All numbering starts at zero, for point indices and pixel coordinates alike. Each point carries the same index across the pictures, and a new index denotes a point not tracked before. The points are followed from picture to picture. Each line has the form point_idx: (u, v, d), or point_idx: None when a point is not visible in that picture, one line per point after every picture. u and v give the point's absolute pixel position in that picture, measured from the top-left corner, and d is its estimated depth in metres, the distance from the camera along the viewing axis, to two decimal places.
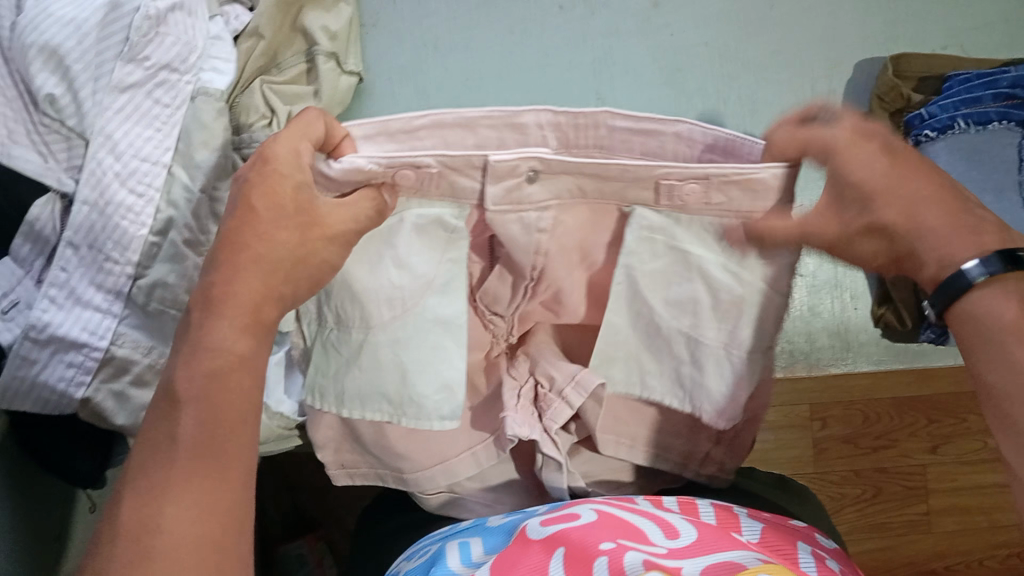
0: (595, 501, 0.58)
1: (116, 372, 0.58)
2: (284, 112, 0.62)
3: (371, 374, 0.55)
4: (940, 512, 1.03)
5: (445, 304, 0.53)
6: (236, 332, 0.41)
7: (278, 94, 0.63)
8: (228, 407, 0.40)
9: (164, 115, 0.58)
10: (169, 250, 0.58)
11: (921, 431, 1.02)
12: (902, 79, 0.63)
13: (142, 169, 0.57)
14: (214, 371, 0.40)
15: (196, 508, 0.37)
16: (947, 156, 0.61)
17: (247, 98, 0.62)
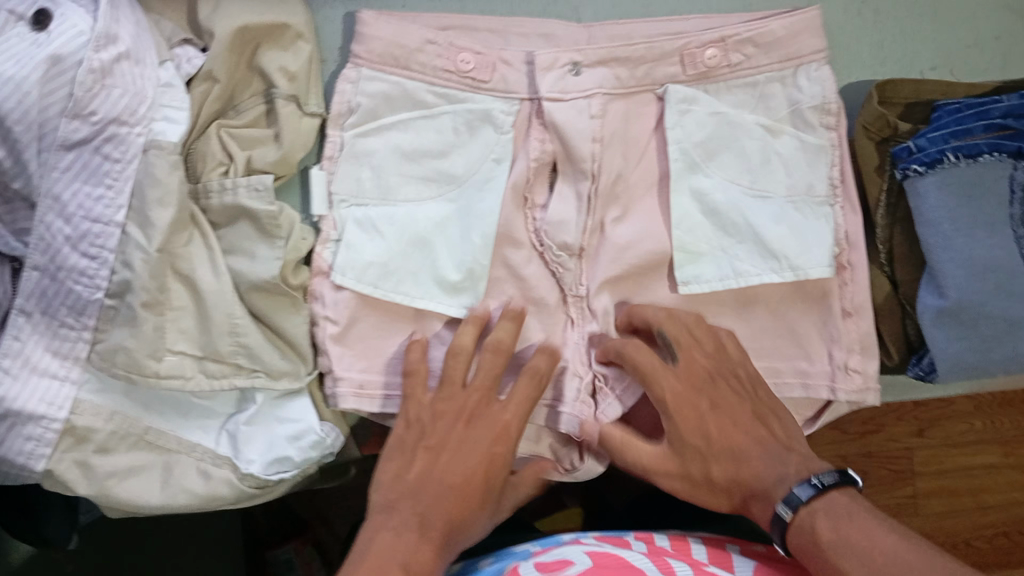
0: (587, 544, 0.58)
1: (77, 441, 0.56)
2: (242, 159, 0.59)
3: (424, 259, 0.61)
4: (927, 495, 1.02)
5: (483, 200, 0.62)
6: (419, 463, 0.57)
7: (236, 139, 0.60)
8: (386, 518, 0.54)
9: (115, 171, 0.55)
10: (126, 313, 0.55)
11: (908, 415, 1.00)
12: (888, 106, 0.61)
13: (94, 231, 0.54)
14: (448, 522, 0.54)
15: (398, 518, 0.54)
16: (936, 193, 0.58)
17: (203, 145, 0.59)
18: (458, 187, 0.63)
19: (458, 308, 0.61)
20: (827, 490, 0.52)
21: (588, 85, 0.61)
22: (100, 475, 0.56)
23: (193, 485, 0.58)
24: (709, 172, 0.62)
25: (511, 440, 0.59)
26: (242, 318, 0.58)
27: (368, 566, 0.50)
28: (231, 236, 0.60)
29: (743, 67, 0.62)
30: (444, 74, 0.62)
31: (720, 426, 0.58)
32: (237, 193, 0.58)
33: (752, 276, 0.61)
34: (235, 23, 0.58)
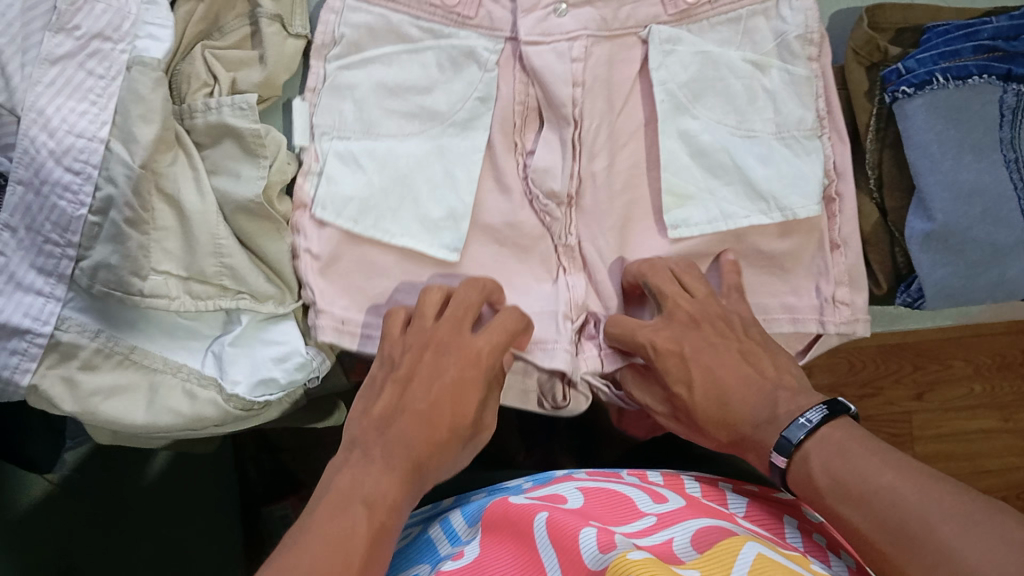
0: (578, 479, 0.56)
1: (62, 358, 0.56)
2: (227, 79, 0.59)
3: (407, 200, 0.61)
4: (923, 458, 1.02)
5: (463, 139, 0.62)
6: (386, 398, 0.55)
7: (220, 60, 0.60)
8: (352, 461, 0.52)
9: (98, 87, 0.55)
10: (110, 229, 0.55)
11: (906, 377, 1.00)
12: (878, 31, 0.60)
13: (78, 146, 0.54)
14: (415, 453, 0.52)
15: (362, 455, 0.52)
16: (924, 115, 0.57)
17: (187, 66, 0.59)
18: (442, 124, 0.62)
19: (440, 247, 0.61)
20: (816, 425, 0.50)
21: (572, 27, 0.61)
22: (85, 392, 0.56)
23: (178, 406, 0.58)
24: (696, 115, 0.62)
25: (484, 364, 0.57)
26: (227, 239, 0.58)
27: (339, 499, 0.48)
28: (215, 156, 0.59)
29: (723, 4, 0.62)
30: (429, 9, 0.62)
31: (704, 367, 0.56)
32: (222, 112, 0.58)
33: (740, 217, 0.61)
34: None
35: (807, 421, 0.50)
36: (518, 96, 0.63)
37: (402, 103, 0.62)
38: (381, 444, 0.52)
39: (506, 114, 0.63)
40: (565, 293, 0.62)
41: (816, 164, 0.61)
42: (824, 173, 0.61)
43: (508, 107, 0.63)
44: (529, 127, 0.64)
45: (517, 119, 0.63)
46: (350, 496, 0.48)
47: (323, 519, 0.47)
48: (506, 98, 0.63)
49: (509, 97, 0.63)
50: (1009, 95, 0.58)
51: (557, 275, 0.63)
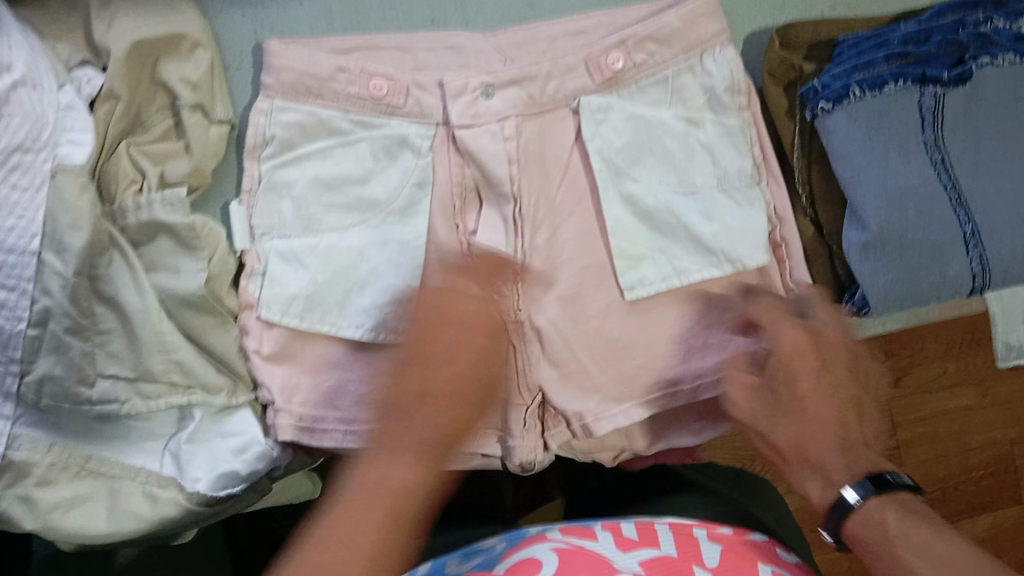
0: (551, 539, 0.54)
1: (18, 476, 0.55)
2: (154, 174, 0.59)
3: (356, 295, 0.60)
4: (908, 443, 1.03)
5: (404, 227, 0.61)
6: (404, 461, 0.44)
7: (147, 156, 0.59)
8: (337, 524, 0.42)
9: (23, 201, 0.54)
10: (52, 341, 0.54)
11: (879, 367, 1.00)
12: (792, 50, 0.61)
13: (8, 262, 0.53)
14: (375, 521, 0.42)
15: (354, 518, 0.42)
16: (847, 127, 0.58)
17: (114, 165, 0.59)
18: (379, 212, 0.61)
19: (385, 333, 0.60)
20: (880, 495, 0.48)
21: (501, 108, 0.61)
22: (45, 507, 0.55)
23: (140, 510, 0.57)
24: (638, 176, 0.62)
25: (408, 500, 0.43)
26: (173, 335, 0.58)
27: (356, 501, 0.43)
28: (152, 253, 0.59)
29: (649, 66, 0.62)
30: (357, 100, 0.61)
31: (838, 460, 0.49)
32: (153, 209, 0.58)
33: (693, 272, 0.61)
34: (129, 38, 0.58)
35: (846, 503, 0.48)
36: (452, 171, 0.62)
37: (339, 196, 0.61)
38: (369, 509, 0.42)
39: (444, 199, 0.63)
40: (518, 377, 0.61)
41: (760, 213, 0.61)
42: (767, 220, 0.61)
43: (446, 192, 0.63)
44: (471, 199, 0.63)
45: (457, 195, 0.63)
46: (369, 516, 0.42)
47: (373, 511, 0.42)
48: (444, 176, 0.62)
49: (444, 174, 0.62)
50: (926, 97, 0.58)
51: (504, 352, 0.62)
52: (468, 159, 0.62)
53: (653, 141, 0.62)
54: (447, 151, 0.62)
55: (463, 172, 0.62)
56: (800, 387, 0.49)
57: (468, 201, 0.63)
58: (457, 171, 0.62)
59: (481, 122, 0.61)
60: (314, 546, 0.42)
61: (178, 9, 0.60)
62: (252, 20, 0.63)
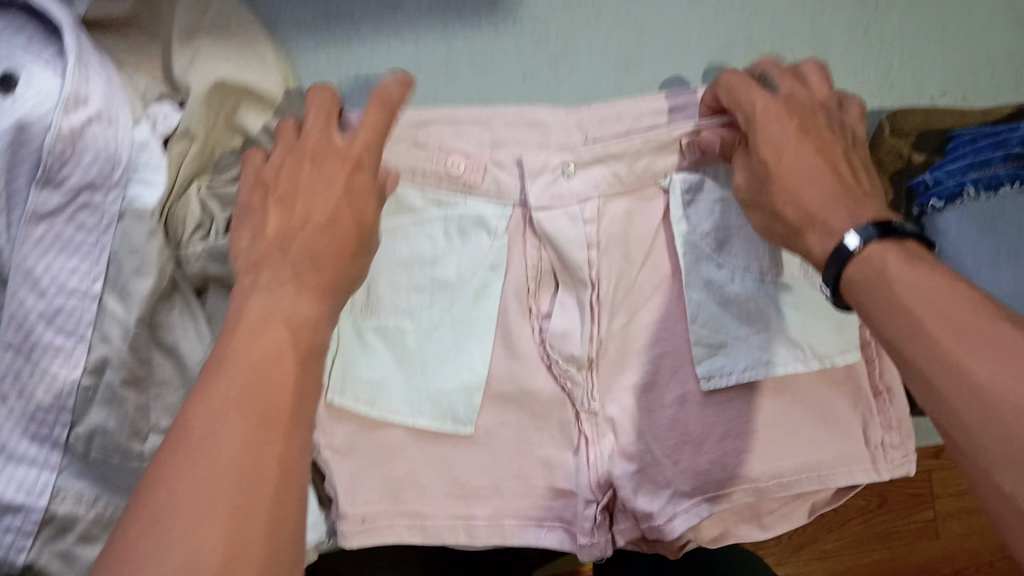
0: None
1: (58, 530, 0.52)
2: (222, 220, 0.56)
3: (420, 381, 0.58)
4: (945, 516, 0.96)
5: (473, 306, 0.59)
6: (283, 347, 0.40)
7: (217, 200, 0.57)
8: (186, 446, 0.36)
9: (89, 241, 0.52)
10: (106, 392, 0.52)
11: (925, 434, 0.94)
12: (902, 138, 0.57)
13: (70, 305, 0.51)
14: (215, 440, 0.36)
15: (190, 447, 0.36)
16: (958, 227, 0.56)
17: (183, 207, 0.56)
18: (451, 294, 0.59)
19: (452, 422, 0.58)
20: (885, 240, 0.44)
21: (581, 188, 0.58)
22: (83, 566, 0.53)
23: None
24: (721, 262, 0.59)
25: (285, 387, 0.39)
26: None
27: (262, 378, 0.39)
28: (211, 305, 0.58)
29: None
30: (432, 177, 0.58)
31: (919, 278, 0.41)
32: (203, 264, 0.56)
33: (778, 365, 0.59)
34: (211, 78, 0.56)
35: (846, 250, 0.45)
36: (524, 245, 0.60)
37: (415, 271, 0.59)
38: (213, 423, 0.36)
39: (516, 273, 0.60)
40: (590, 470, 0.58)
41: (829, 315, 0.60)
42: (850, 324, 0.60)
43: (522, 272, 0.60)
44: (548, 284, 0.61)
45: (532, 278, 0.60)
46: (268, 423, 0.37)
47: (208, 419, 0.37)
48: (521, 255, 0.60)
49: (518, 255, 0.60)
50: None
51: (576, 444, 0.60)
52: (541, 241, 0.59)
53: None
54: (522, 225, 0.60)
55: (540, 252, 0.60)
56: (812, 197, 0.48)
57: (544, 280, 0.60)
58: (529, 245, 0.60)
59: (559, 202, 0.58)
60: (180, 449, 0.36)
61: (267, 57, 0.59)
62: (339, 67, 0.61)
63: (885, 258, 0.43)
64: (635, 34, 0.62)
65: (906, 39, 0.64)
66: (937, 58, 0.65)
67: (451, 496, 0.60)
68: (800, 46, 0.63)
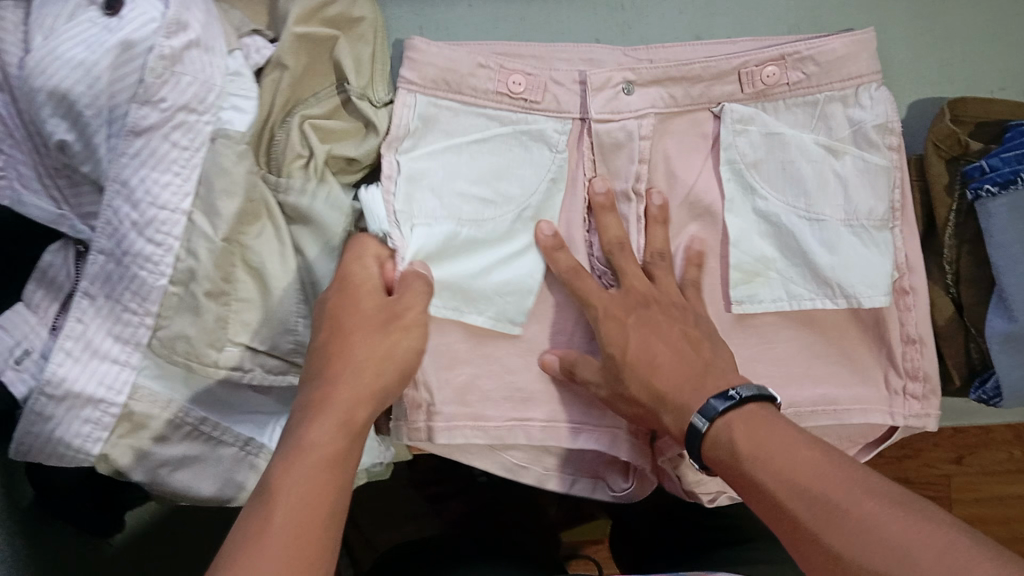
0: None
1: (133, 427, 0.55)
2: (323, 151, 0.59)
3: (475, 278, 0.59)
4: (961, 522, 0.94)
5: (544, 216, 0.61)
6: (326, 427, 0.45)
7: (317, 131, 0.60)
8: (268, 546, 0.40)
9: (182, 159, 0.55)
10: (189, 301, 0.55)
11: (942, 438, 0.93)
12: (959, 124, 0.60)
13: (160, 217, 0.54)
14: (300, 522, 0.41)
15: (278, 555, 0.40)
16: (1005, 215, 0.57)
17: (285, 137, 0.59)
18: (506, 206, 0.60)
19: (504, 322, 0.59)
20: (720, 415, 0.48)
21: (640, 105, 0.60)
22: (154, 462, 0.56)
23: (243, 479, 0.59)
24: (765, 194, 0.61)
25: (336, 472, 0.44)
26: (302, 318, 0.59)
27: (316, 483, 0.43)
28: (297, 233, 0.60)
29: (802, 86, 0.60)
30: (495, 97, 0.60)
31: (698, 398, 0.51)
32: (315, 200, 0.59)
33: (805, 300, 0.60)
34: (299, 7, 0.59)
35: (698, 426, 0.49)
36: (576, 160, 0.62)
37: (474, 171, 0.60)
38: (293, 513, 0.42)
39: (571, 185, 0.62)
40: None
41: (885, 258, 0.60)
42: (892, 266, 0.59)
43: (570, 186, 0.62)
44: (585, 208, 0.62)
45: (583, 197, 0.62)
46: (318, 502, 0.43)
47: (301, 509, 0.42)
48: (581, 170, 0.62)
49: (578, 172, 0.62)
50: None
51: None
52: (597, 155, 0.61)
53: (787, 164, 0.60)
54: (577, 139, 0.62)
55: (594, 173, 0.61)
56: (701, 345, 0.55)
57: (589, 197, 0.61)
58: (582, 159, 0.62)
59: (619, 113, 0.60)
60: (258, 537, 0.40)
61: None
62: (420, 16, 0.64)
63: (741, 418, 0.48)
64: (705, 10, 0.65)
65: (973, 28, 0.66)
66: (1005, 53, 0.66)
67: (508, 399, 0.60)
68: (868, 28, 0.65)
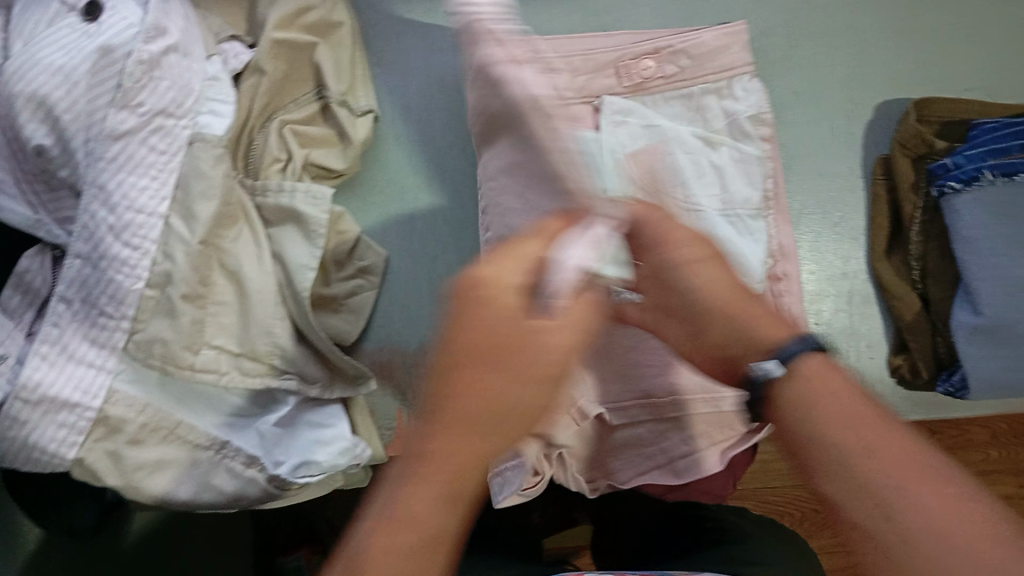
0: None
1: (109, 432, 0.55)
2: (301, 156, 0.60)
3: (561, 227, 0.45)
4: None
5: None
6: (451, 514, 0.37)
7: (296, 135, 0.61)
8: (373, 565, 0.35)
9: (160, 163, 0.55)
10: (166, 304, 0.55)
11: None
12: (925, 124, 0.63)
13: (137, 221, 0.54)
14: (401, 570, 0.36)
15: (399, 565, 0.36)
16: (972, 211, 0.58)
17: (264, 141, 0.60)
18: None
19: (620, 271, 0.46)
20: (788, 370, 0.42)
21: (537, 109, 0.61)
22: (130, 467, 0.55)
23: (221, 484, 0.57)
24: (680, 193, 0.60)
25: (444, 530, 0.37)
26: (281, 324, 0.58)
27: (403, 521, 0.36)
28: (279, 236, 0.60)
29: (677, 78, 0.63)
30: None
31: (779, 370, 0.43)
32: (294, 197, 0.59)
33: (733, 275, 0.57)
34: (279, 15, 0.60)
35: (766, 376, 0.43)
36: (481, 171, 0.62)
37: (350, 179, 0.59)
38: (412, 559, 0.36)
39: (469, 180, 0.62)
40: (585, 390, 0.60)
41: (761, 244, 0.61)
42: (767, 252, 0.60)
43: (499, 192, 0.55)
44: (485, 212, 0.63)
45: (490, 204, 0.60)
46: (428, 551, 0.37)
47: (399, 551, 0.36)
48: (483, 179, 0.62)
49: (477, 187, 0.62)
50: None
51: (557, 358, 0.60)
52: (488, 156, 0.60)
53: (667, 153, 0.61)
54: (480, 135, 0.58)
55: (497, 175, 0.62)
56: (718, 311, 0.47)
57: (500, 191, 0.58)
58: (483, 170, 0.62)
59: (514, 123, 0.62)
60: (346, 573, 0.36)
61: None
62: (398, 20, 0.68)
63: (813, 375, 0.42)
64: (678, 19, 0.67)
65: (942, 29, 0.68)
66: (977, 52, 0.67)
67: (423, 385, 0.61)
68: (833, 31, 0.68)
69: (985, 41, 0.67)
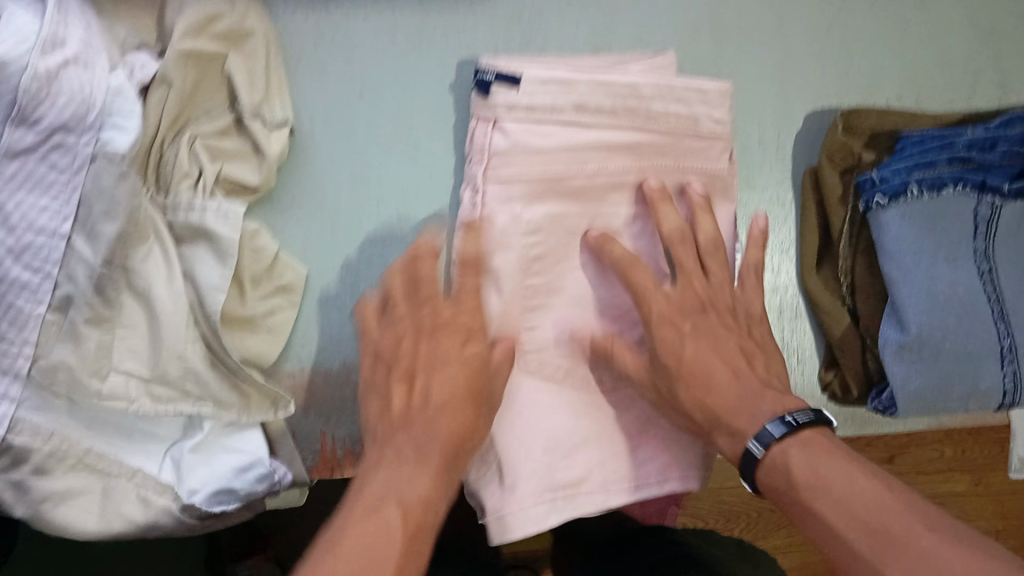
0: None
1: (14, 462, 0.53)
2: (213, 171, 0.58)
3: None
4: None
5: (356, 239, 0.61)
6: None
7: (207, 148, 0.59)
8: None
9: (61, 182, 0.53)
10: (68, 329, 0.54)
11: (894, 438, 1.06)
12: (852, 135, 0.63)
13: (38, 243, 0.53)
14: None
15: None
16: (899, 224, 0.58)
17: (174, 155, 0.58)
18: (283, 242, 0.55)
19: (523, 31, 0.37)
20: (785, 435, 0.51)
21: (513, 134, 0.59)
22: (35, 498, 0.53)
23: (131, 513, 0.56)
24: None
25: None
26: (195, 345, 0.57)
27: None
28: (188, 256, 0.58)
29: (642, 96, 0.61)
30: None
31: None
32: (204, 214, 0.57)
33: None
34: (183, 26, 0.58)
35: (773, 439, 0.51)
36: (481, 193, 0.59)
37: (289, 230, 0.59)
38: None
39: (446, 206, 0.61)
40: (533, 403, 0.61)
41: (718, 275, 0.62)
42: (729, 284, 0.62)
43: None
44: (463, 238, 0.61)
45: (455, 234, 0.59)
46: None
47: None
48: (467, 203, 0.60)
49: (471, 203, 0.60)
50: (983, 207, 0.59)
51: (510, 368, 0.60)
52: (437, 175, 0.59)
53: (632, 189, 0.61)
54: None
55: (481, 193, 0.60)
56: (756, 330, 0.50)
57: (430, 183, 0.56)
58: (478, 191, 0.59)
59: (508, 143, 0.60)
60: None
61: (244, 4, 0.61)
62: (315, 27, 0.64)
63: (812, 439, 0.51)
64: (605, 19, 0.66)
65: (869, 37, 0.68)
66: (901, 62, 0.68)
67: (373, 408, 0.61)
68: (762, 35, 0.67)
69: (913, 50, 0.68)
